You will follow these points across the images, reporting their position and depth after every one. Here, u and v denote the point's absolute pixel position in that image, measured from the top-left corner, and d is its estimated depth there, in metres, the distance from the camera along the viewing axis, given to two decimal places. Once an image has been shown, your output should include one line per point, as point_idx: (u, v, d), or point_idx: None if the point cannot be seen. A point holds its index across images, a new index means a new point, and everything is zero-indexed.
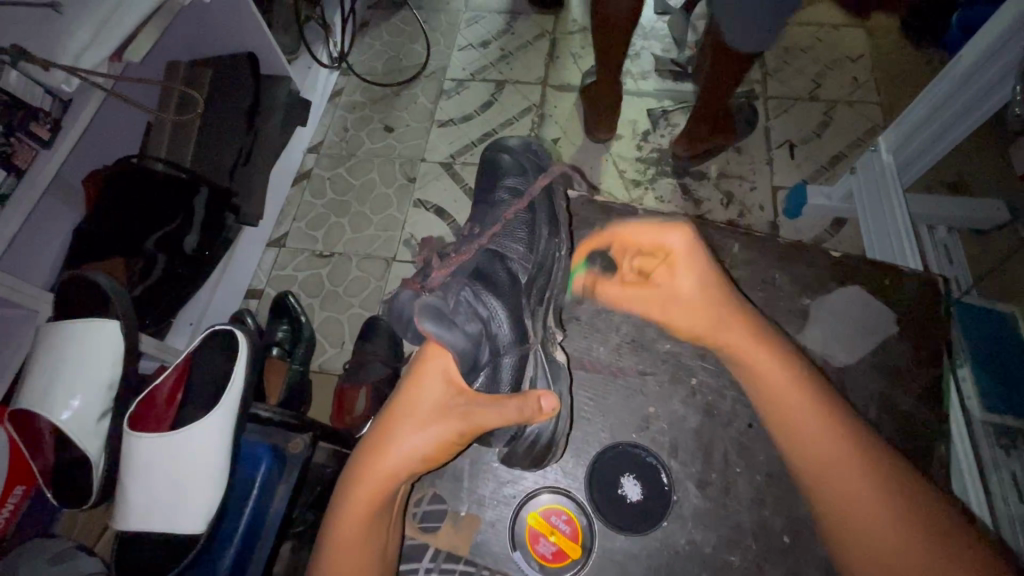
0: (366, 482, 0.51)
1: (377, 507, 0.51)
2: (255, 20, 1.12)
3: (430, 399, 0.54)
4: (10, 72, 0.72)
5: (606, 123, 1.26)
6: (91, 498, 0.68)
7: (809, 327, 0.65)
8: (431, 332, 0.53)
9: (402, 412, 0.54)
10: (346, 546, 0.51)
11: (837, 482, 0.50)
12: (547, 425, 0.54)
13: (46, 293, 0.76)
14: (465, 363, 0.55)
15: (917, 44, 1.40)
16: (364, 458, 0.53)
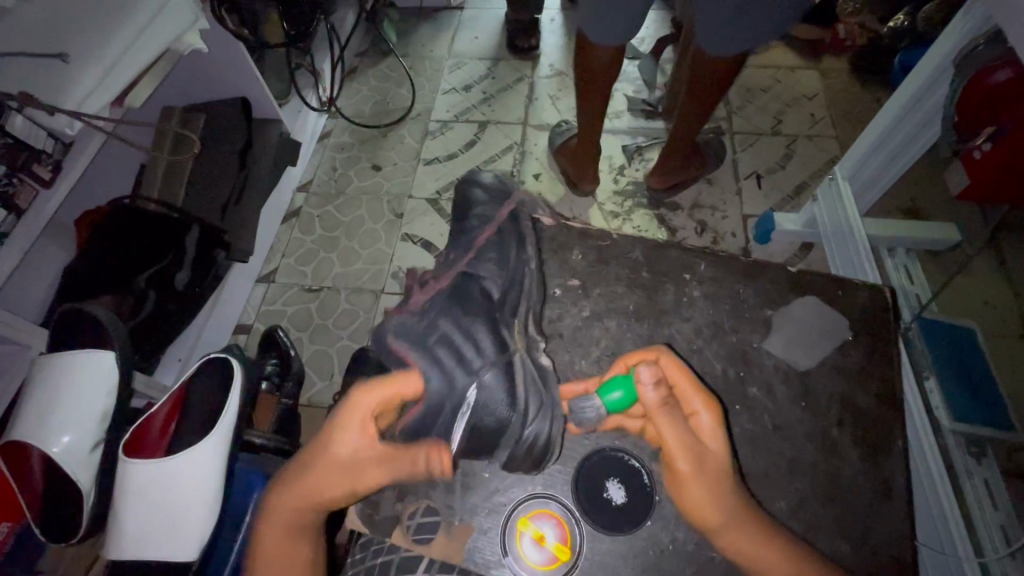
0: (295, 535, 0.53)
1: (297, 545, 0.53)
2: (249, 68, 1.18)
3: (348, 452, 0.55)
4: (15, 117, 0.75)
5: (591, 175, 1.31)
6: (79, 532, 0.68)
7: (771, 335, 0.67)
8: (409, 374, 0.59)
9: (318, 466, 0.54)
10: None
11: None
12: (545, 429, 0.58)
13: (39, 327, 0.77)
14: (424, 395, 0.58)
15: (867, 83, 1.52)
16: (276, 508, 0.53)
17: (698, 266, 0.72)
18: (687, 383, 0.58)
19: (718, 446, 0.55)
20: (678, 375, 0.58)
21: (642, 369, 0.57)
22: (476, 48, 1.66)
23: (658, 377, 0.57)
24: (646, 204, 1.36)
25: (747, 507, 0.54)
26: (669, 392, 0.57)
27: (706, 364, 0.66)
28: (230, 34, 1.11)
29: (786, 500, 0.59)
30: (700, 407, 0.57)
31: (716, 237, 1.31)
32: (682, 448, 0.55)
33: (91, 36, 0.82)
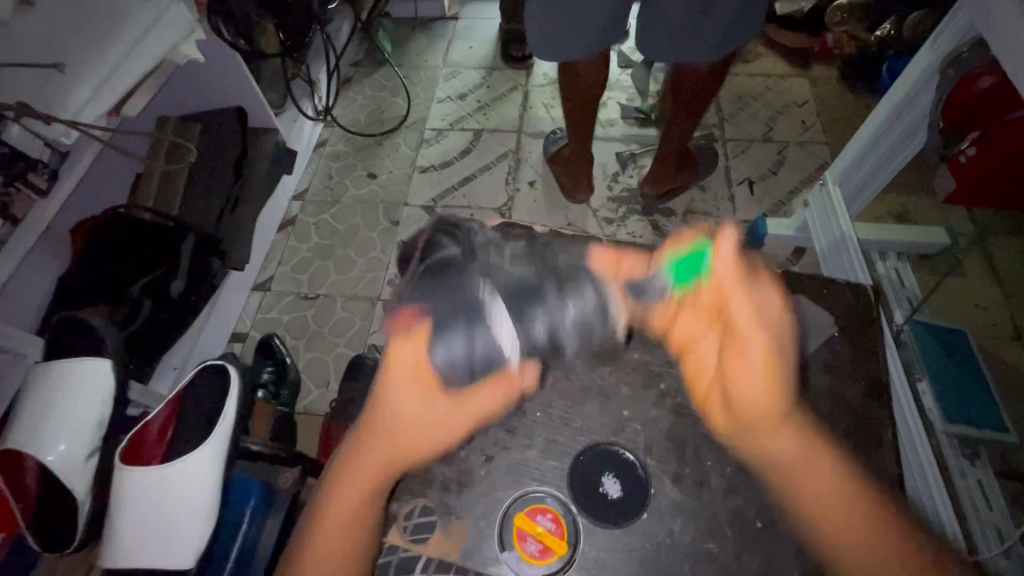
0: (354, 480, 0.55)
1: (373, 490, 0.55)
2: (245, 77, 1.19)
3: (411, 409, 0.55)
4: (12, 127, 0.75)
5: (583, 187, 1.34)
6: (72, 543, 0.67)
7: None
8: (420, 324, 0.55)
9: (381, 412, 0.56)
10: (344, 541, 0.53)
11: (825, 506, 0.52)
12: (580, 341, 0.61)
13: (34, 336, 0.77)
14: (452, 358, 0.55)
15: (856, 90, 1.55)
16: (356, 454, 0.56)
17: None
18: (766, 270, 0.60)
19: (784, 322, 0.55)
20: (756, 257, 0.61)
21: (727, 241, 0.55)
22: (471, 58, 1.67)
23: (739, 253, 0.55)
24: (640, 210, 1.37)
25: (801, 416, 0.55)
26: (745, 264, 0.56)
27: None
28: (227, 45, 1.12)
29: None
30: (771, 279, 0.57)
31: None
32: (742, 322, 0.54)
33: (89, 47, 0.82)
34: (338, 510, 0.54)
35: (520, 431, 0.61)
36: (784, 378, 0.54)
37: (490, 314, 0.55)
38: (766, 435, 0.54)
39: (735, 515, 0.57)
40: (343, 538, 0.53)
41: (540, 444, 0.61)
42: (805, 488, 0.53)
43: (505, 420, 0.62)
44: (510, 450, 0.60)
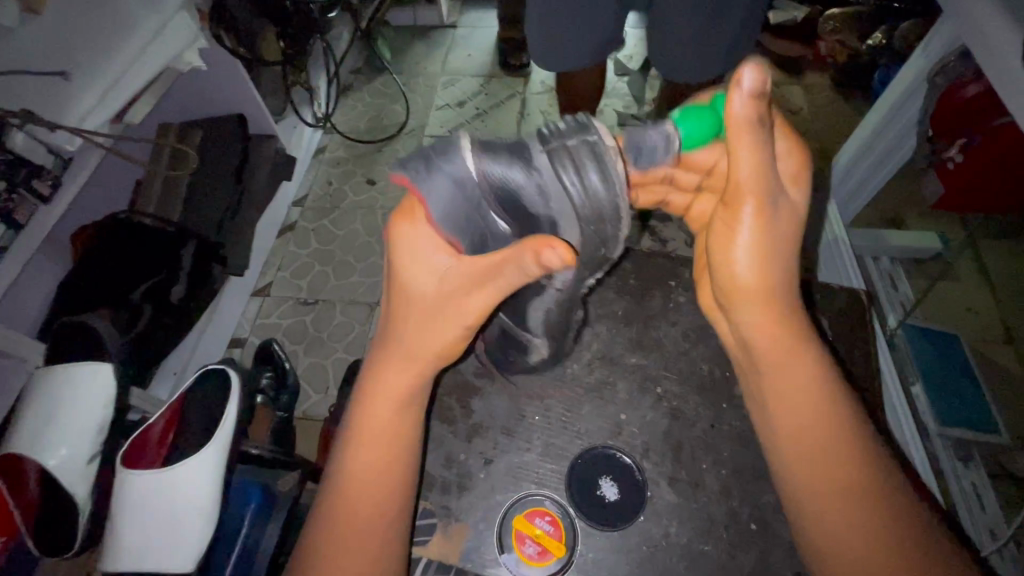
0: (382, 408, 0.49)
1: (399, 418, 0.49)
2: (246, 85, 1.20)
3: (429, 285, 0.47)
4: (16, 134, 0.76)
5: None
6: (73, 545, 0.68)
7: None
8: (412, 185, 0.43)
9: (404, 302, 0.49)
10: (387, 474, 0.49)
11: (798, 423, 0.49)
12: (574, 216, 0.43)
13: (36, 342, 0.78)
14: (457, 217, 0.44)
15: (848, 98, 1.57)
16: (375, 373, 0.50)
17: (683, 272, 0.73)
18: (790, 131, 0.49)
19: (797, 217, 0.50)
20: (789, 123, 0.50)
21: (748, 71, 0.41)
22: (470, 65, 1.69)
23: (763, 91, 0.41)
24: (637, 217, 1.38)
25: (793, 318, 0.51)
26: (766, 109, 0.43)
27: (693, 364, 0.66)
28: (229, 54, 1.14)
29: (774, 493, 0.58)
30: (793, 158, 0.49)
31: None
32: (749, 210, 0.47)
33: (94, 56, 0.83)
34: (370, 443, 0.49)
35: (520, 434, 0.62)
36: (776, 277, 0.50)
37: (465, 158, 0.43)
38: (776, 356, 0.50)
39: (729, 515, 0.58)
40: (381, 469, 0.49)
41: (539, 447, 0.61)
42: (799, 419, 0.49)
43: (503, 425, 0.63)
44: (509, 453, 0.61)
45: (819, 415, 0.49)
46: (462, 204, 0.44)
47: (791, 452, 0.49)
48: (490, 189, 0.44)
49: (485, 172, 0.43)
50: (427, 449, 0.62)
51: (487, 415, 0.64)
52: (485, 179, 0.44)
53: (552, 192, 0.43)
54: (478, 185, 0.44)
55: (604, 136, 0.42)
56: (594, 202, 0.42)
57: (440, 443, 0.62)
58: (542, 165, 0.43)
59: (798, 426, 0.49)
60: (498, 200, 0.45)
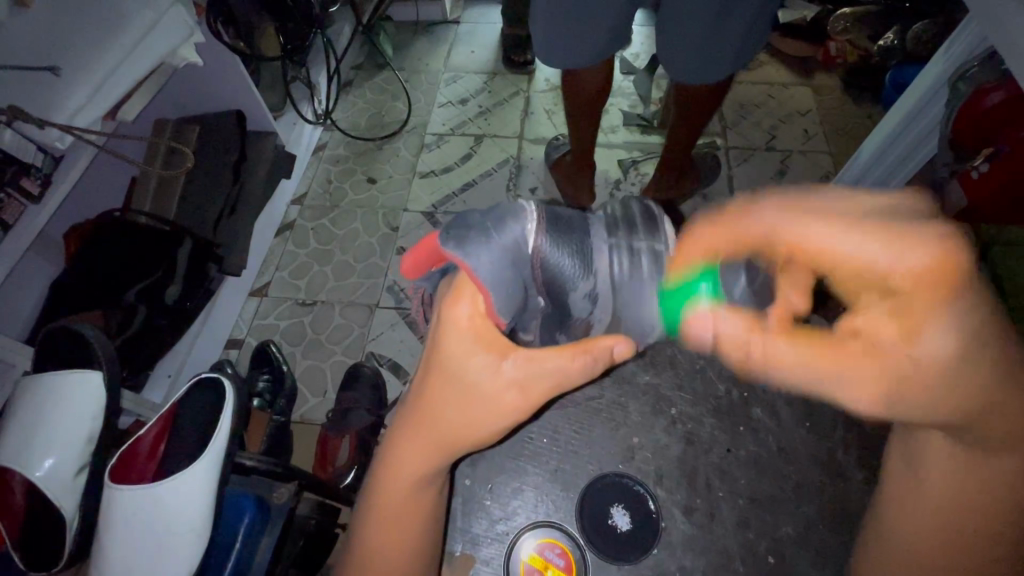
0: (400, 481, 0.48)
1: (416, 496, 0.48)
2: (245, 81, 1.18)
3: (475, 382, 0.43)
4: (5, 131, 0.73)
5: (587, 194, 1.31)
6: (58, 562, 0.65)
7: None
8: (467, 261, 0.39)
9: (442, 386, 0.44)
10: (394, 554, 0.49)
11: (936, 500, 0.45)
12: (612, 317, 0.43)
13: (25, 347, 0.75)
14: (512, 305, 0.41)
15: (858, 100, 1.54)
16: (397, 454, 0.47)
17: None
18: (820, 240, 0.41)
19: (940, 307, 0.39)
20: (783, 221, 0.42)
21: (698, 325, 0.41)
22: (473, 62, 1.66)
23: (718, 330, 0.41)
24: None
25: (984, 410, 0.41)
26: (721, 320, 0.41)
27: (708, 384, 0.64)
28: (226, 48, 1.11)
29: (792, 526, 0.56)
30: (867, 251, 0.40)
31: None
32: (909, 327, 0.40)
33: (84, 50, 0.80)
34: (390, 520, 0.49)
35: (527, 457, 0.60)
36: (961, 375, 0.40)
37: (521, 228, 0.40)
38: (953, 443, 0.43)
39: (746, 549, 0.55)
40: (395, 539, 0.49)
41: (548, 471, 0.59)
42: (942, 495, 0.45)
43: (509, 449, 0.60)
44: (516, 478, 0.59)
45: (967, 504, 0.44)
46: (520, 292, 0.41)
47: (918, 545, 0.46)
48: (541, 279, 0.41)
49: (543, 253, 0.40)
50: None
51: None
52: (541, 266, 0.40)
53: (600, 296, 0.41)
54: (532, 269, 0.41)
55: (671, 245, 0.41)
56: (634, 304, 0.41)
57: None
58: (599, 263, 0.40)
59: (925, 520, 0.45)
60: (547, 288, 0.41)
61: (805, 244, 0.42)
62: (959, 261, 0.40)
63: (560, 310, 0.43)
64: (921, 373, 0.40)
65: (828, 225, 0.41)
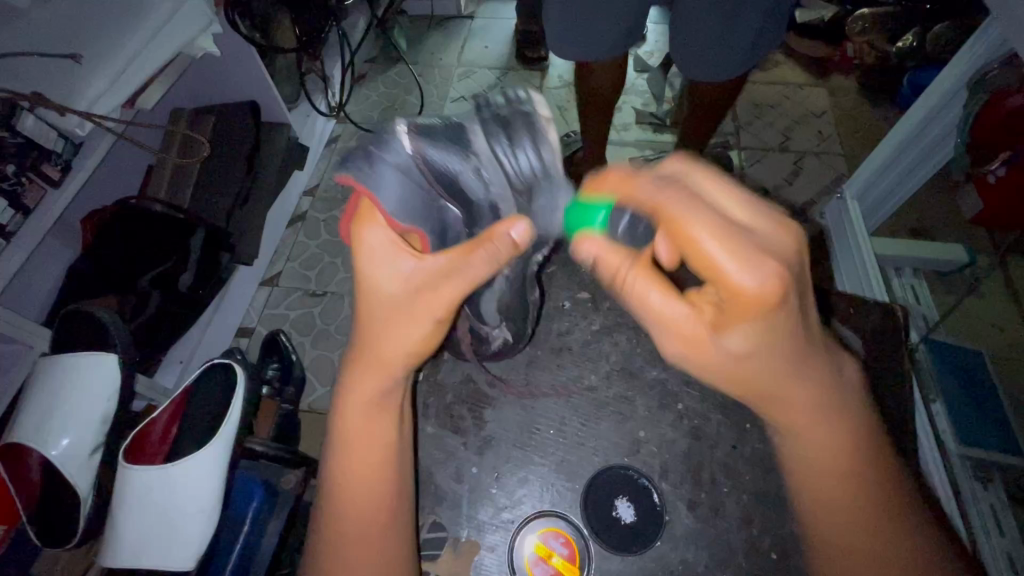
0: (359, 417, 0.49)
1: (378, 422, 0.49)
2: (261, 73, 1.19)
3: (385, 289, 0.46)
4: (27, 117, 0.75)
5: None
6: (74, 538, 0.68)
7: None
8: (365, 184, 0.43)
9: (369, 307, 0.47)
10: (359, 495, 0.49)
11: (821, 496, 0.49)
12: (511, 189, 0.49)
13: (43, 329, 0.77)
14: (417, 208, 0.46)
15: (874, 102, 1.52)
16: (350, 384, 0.49)
17: None
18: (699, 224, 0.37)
19: (754, 323, 0.39)
20: (671, 197, 0.38)
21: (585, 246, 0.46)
22: (486, 57, 1.66)
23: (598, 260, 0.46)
24: None
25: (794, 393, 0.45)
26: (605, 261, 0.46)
27: None
28: (243, 39, 1.12)
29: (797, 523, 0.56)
30: (724, 268, 0.37)
31: None
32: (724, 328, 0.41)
33: (104, 37, 0.81)
34: (355, 459, 0.49)
35: (533, 447, 0.61)
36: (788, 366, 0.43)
37: (404, 143, 0.46)
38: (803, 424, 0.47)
39: (749, 545, 0.55)
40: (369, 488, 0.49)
41: (553, 462, 0.60)
42: (821, 488, 0.48)
43: (516, 439, 0.61)
44: (522, 466, 0.60)
45: (839, 468, 0.48)
46: (420, 194, 0.46)
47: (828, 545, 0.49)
48: (435, 177, 0.47)
49: (430, 156, 0.46)
50: (437, 460, 0.60)
51: (499, 427, 0.62)
52: (430, 167, 0.46)
53: (486, 170, 0.48)
54: (426, 174, 0.46)
55: (536, 108, 0.47)
56: (525, 171, 0.48)
57: (450, 456, 0.60)
58: (479, 146, 0.47)
59: (819, 503, 0.49)
60: (446, 184, 0.47)
61: (675, 232, 0.37)
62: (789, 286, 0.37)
63: (463, 202, 0.49)
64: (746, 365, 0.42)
65: (703, 222, 0.37)
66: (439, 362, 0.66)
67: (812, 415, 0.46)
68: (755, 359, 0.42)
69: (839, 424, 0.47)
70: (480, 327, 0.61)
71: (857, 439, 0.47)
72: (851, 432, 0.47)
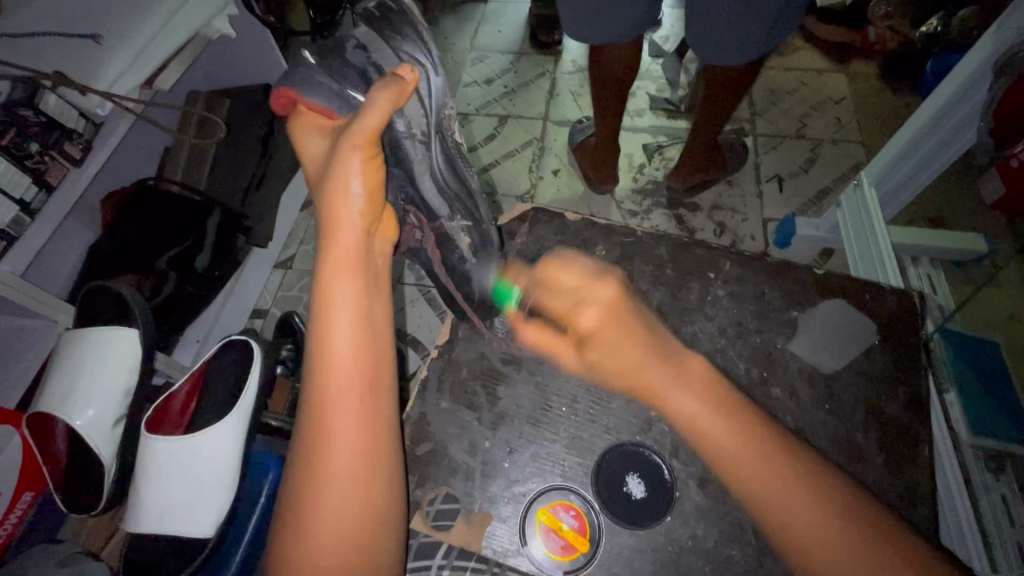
0: (337, 278, 0.50)
1: (352, 279, 0.50)
2: (276, 55, 1.19)
3: (319, 156, 0.51)
4: (49, 96, 0.76)
5: (608, 176, 1.31)
6: (98, 504, 0.70)
7: (796, 337, 0.67)
8: (286, 90, 0.48)
9: (316, 177, 0.52)
10: (331, 378, 0.49)
11: (784, 504, 0.45)
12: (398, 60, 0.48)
13: (66, 305, 0.79)
14: (325, 96, 0.48)
15: (896, 88, 1.48)
16: (325, 248, 0.50)
17: (722, 265, 0.71)
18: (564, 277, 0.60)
19: (629, 328, 0.53)
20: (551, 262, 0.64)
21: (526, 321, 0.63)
22: (500, 42, 1.65)
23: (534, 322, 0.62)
24: (666, 204, 1.35)
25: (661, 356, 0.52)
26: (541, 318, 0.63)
27: (730, 364, 0.65)
28: (258, 22, 1.12)
29: None
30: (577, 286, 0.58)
31: (736, 240, 1.29)
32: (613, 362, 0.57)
33: (123, 19, 0.82)
34: (334, 324, 0.49)
35: (545, 424, 0.61)
36: (658, 338, 0.53)
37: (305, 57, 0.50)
38: (689, 408, 0.49)
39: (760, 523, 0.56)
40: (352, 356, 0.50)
41: (565, 438, 0.60)
42: (764, 485, 0.46)
43: (529, 415, 0.62)
44: (533, 442, 0.60)
45: (770, 472, 0.46)
46: (326, 75, 0.49)
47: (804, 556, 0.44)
48: (335, 71, 0.49)
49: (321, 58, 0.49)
50: (452, 433, 0.61)
51: (513, 403, 0.63)
52: (325, 64, 0.49)
53: (371, 47, 0.48)
54: (324, 71, 0.49)
55: None
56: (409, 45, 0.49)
57: (464, 430, 0.62)
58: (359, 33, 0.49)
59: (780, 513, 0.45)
60: (346, 73, 0.49)
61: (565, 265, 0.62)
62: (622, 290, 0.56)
63: (364, 82, 0.49)
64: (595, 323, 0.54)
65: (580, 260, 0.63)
66: (453, 341, 0.67)
67: (687, 392, 0.50)
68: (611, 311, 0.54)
69: (721, 417, 0.49)
70: (439, 224, 0.58)
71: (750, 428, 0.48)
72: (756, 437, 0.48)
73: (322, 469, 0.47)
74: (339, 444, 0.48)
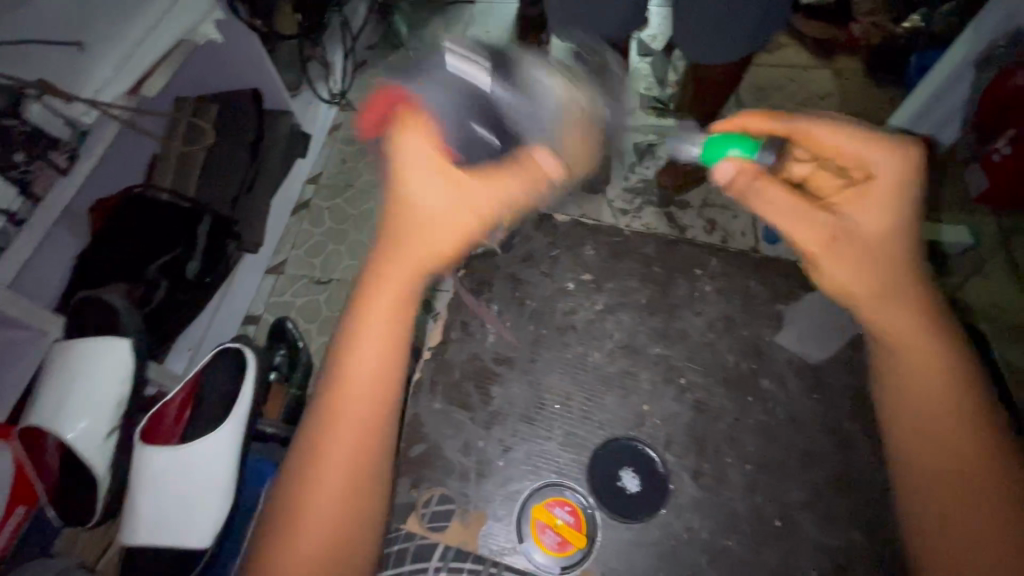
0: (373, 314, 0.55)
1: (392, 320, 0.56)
2: (263, 60, 1.18)
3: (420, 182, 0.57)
4: (32, 105, 0.74)
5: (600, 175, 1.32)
6: (91, 518, 0.70)
7: (782, 330, 0.67)
8: (404, 101, 0.59)
9: (400, 215, 0.58)
10: (341, 401, 0.54)
11: (953, 461, 0.51)
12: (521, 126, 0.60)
13: (55, 316, 0.78)
14: (453, 121, 0.59)
15: (880, 83, 1.50)
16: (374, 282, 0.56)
17: (711, 262, 0.72)
18: (826, 138, 0.53)
19: (892, 219, 0.52)
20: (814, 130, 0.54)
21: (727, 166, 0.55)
22: (487, 42, 1.65)
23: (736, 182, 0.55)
24: (657, 201, 1.36)
25: (927, 305, 0.53)
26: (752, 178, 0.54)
27: (721, 358, 0.65)
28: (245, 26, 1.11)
29: (799, 490, 0.58)
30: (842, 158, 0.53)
31: (726, 236, 1.31)
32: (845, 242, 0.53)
33: (107, 25, 0.81)
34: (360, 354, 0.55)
35: (540, 422, 0.62)
36: (898, 262, 0.53)
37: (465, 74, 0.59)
38: (909, 342, 0.53)
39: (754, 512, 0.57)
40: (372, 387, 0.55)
41: (559, 436, 0.61)
42: (934, 444, 0.52)
43: (522, 413, 0.62)
44: (528, 441, 0.61)
45: (948, 428, 0.52)
46: (452, 111, 0.59)
47: (937, 545, 0.50)
48: (483, 110, 0.60)
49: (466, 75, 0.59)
50: (447, 433, 0.61)
51: (507, 402, 0.63)
52: (472, 94, 0.59)
53: (503, 98, 0.60)
54: (481, 102, 0.60)
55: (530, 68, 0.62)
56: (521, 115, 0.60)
57: (459, 429, 0.62)
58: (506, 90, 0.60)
59: (939, 464, 0.52)
60: (495, 118, 0.60)
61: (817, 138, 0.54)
62: (904, 212, 0.53)
63: (489, 124, 0.60)
64: (881, 227, 0.53)
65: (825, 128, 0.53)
66: (445, 342, 0.67)
67: (928, 337, 0.53)
68: (894, 225, 0.53)
69: (945, 371, 0.52)
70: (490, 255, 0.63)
71: (946, 385, 0.53)
72: (946, 386, 0.53)
73: (316, 481, 0.52)
74: (338, 457, 0.52)
